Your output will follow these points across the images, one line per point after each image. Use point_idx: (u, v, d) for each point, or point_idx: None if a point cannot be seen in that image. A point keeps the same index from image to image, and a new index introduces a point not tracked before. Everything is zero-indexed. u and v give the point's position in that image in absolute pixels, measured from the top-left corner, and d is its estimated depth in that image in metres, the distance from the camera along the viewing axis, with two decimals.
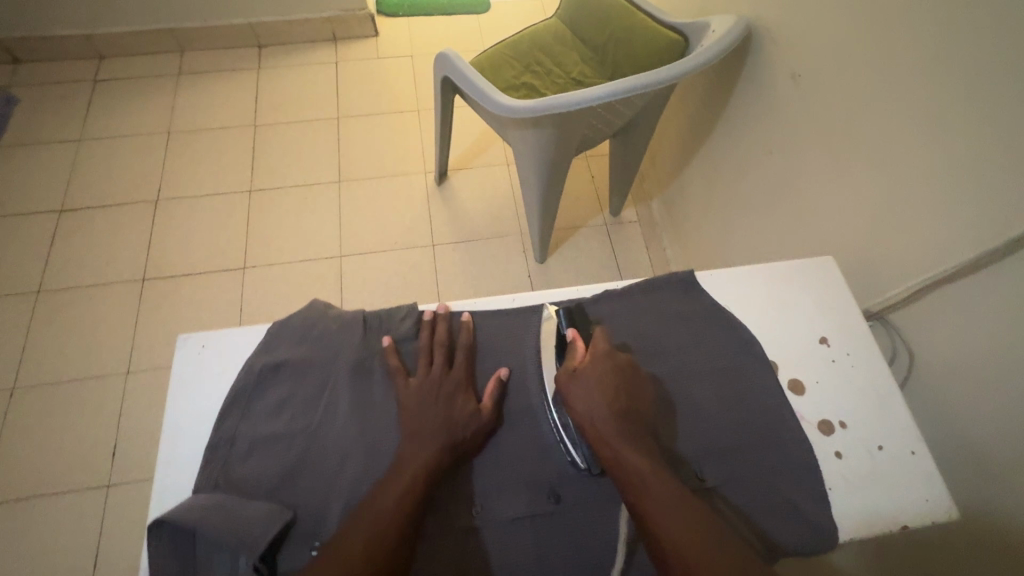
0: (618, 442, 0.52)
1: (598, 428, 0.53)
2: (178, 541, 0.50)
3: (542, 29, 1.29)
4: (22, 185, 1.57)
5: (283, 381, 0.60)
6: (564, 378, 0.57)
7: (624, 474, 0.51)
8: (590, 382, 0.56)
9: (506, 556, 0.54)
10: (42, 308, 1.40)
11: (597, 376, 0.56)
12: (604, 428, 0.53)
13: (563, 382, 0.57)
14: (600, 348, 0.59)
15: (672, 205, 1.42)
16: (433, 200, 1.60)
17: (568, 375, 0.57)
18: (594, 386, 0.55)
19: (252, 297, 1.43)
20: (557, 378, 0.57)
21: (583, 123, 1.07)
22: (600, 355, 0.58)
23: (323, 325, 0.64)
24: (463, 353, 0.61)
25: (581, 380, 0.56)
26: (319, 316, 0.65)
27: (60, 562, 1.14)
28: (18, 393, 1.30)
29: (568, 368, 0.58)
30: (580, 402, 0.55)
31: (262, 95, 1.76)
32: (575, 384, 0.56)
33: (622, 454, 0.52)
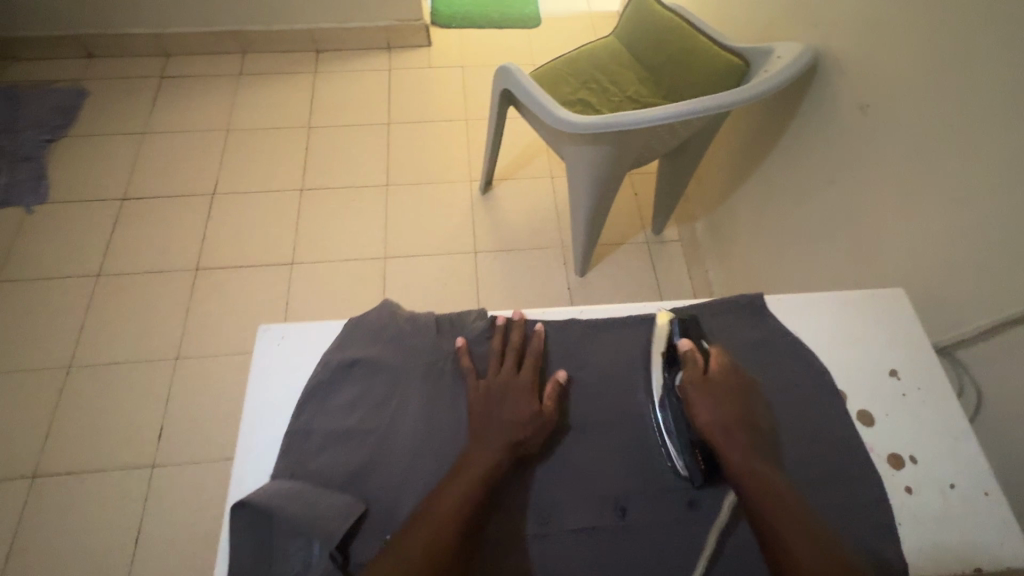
0: (745, 452, 0.54)
1: (727, 436, 0.55)
2: (255, 525, 0.52)
3: (600, 48, 1.31)
4: (88, 173, 1.64)
5: (359, 379, 0.62)
6: (691, 386, 0.58)
7: (748, 478, 0.52)
8: (718, 392, 0.57)
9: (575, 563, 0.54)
10: (100, 291, 1.46)
11: (725, 384, 0.58)
12: (732, 436, 0.55)
13: (689, 389, 0.58)
14: (722, 359, 0.60)
15: (718, 226, 1.42)
16: (477, 208, 1.62)
17: (695, 383, 0.58)
18: (721, 395, 0.57)
19: (298, 292, 1.47)
20: (686, 384, 0.58)
21: (640, 142, 1.08)
22: (725, 367, 0.60)
23: (399, 327, 0.65)
24: (532, 361, 0.62)
25: (709, 388, 0.58)
26: (392, 317, 0.66)
27: (104, 537, 1.18)
28: (74, 370, 1.35)
29: (693, 376, 0.59)
30: (708, 408, 0.56)
31: (316, 97, 1.82)
32: (701, 391, 0.57)
33: (752, 464, 0.53)
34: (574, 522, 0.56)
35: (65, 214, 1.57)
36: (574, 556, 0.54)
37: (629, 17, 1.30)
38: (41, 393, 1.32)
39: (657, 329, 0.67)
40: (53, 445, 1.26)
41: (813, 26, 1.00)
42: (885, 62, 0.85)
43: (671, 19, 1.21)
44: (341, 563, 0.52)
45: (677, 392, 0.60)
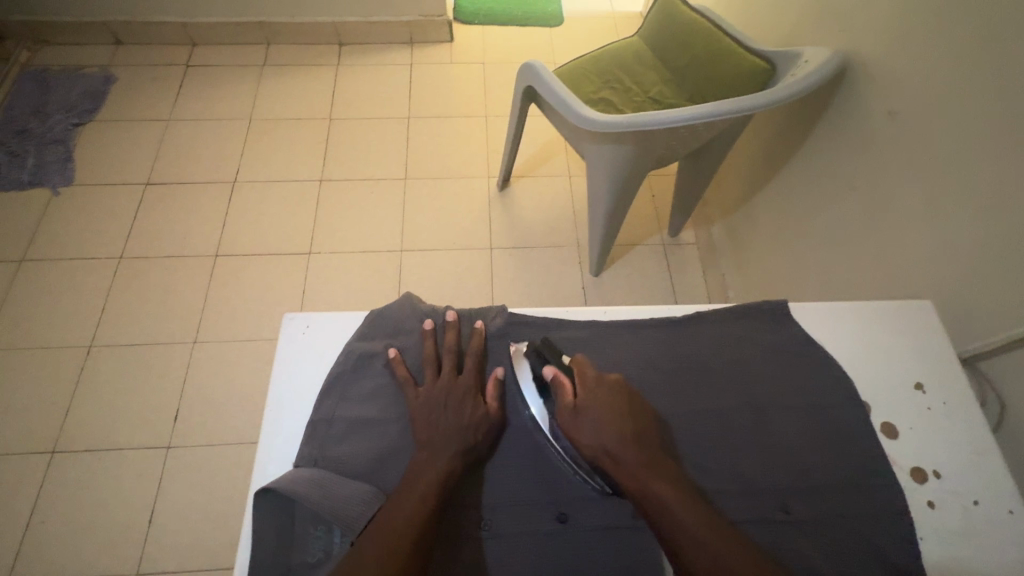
0: (638, 473, 0.53)
1: (614, 462, 0.54)
2: (280, 511, 0.53)
3: (624, 48, 1.31)
4: (113, 158, 1.67)
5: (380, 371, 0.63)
6: (567, 419, 0.57)
7: (649, 502, 0.52)
8: (592, 417, 0.57)
9: (588, 560, 0.56)
10: (121, 274, 1.49)
11: (599, 406, 0.57)
12: (622, 459, 0.54)
13: (566, 423, 0.57)
14: (587, 380, 0.59)
15: (736, 231, 1.41)
16: (494, 205, 1.63)
17: (570, 415, 0.57)
18: (597, 420, 0.56)
19: (314, 282, 1.48)
20: (560, 420, 0.58)
21: (662, 143, 1.07)
22: (592, 388, 0.59)
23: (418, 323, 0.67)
24: (472, 357, 0.64)
25: (584, 417, 0.57)
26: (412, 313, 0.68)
27: (118, 515, 1.20)
28: (93, 350, 1.38)
29: (566, 408, 0.58)
30: (588, 438, 0.56)
31: (338, 90, 1.83)
32: (579, 422, 0.57)
33: (647, 482, 0.53)
34: (584, 521, 0.57)
35: (89, 197, 1.60)
36: (578, 554, 0.56)
37: (655, 17, 1.29)
38: (61, 371, 1.35)
39: (678, 334, 0.68)
40: (71, 423, 1.29)
41: (842, 31, 0.99)
42: (917, 69, 0.83)
43: (697, 20, 1.19)
44: None
45: (556, 422, 0.59)
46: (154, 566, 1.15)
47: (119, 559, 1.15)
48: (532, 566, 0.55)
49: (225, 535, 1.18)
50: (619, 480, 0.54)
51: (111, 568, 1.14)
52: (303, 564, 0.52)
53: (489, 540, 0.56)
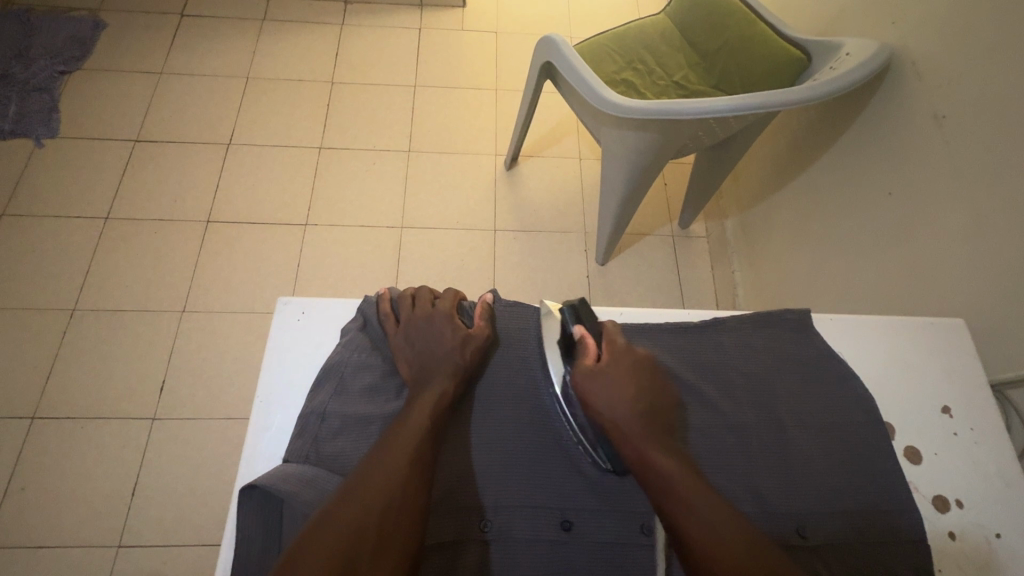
0: (642, 442, 0.52)
1: (620, 428, 0.53)
2: (265, 507, 0.50)
3: (649, 26, 1.23)
4: (102, 110, 1.58)
5: (380, 361, 0.60)
6: (582, 378, 0.56)
7: (649, 469, 0.50)
8: (611, 384, 0.55)
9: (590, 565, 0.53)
10: (109, 235, 1.42)
11: (620, 373, 0.56)
12: (632, 428, 0.53)
13: (581, 378, 0.56)
14: (615, 347, 0.59)
15: (751, 226, 1.37)
16: (501, 183, 1.57)
17: (587, 375, 0.56)
18: (613, 383, 0.55)
19: (310, 255, 1.43)
20: (577, 373, 0.56)
21: (686, 133, 1.01)
22: (619, 354, 0.58)
23: (410, 304, 0.63)
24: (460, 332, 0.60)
25: (603, 380, 0.56)
26: (403, 295, 0.63)
27: (101, 485, 1.17)
28: (77, 314, 1.33)
29: (584, 367, 0.57)
30: (599, 398, 0.55)
31: (342, 52, 1.74)
32: (594, 381, 0.56)
33: (655, 455, 0.51)
34: (587, 527, 0.54)
35: (75, 152, 1.52)
36: (579, 564, 0.53)
37: None
38: (44, 333, 1.30)
39: (696, 340, 0.65)
40: (53, 389, 1.25)
41: (891, 24, 0.93)
42: (972, 74, 0.78)
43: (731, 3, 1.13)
44: None
45: (569, 380, 0.58)
46: (137, 540, 1.12)
47: (102, 531, 1.13)
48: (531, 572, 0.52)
49: (211, 511, 1.16)
50: (623, 450, 0.52)
51: (93, 539, 1.12)
52: None
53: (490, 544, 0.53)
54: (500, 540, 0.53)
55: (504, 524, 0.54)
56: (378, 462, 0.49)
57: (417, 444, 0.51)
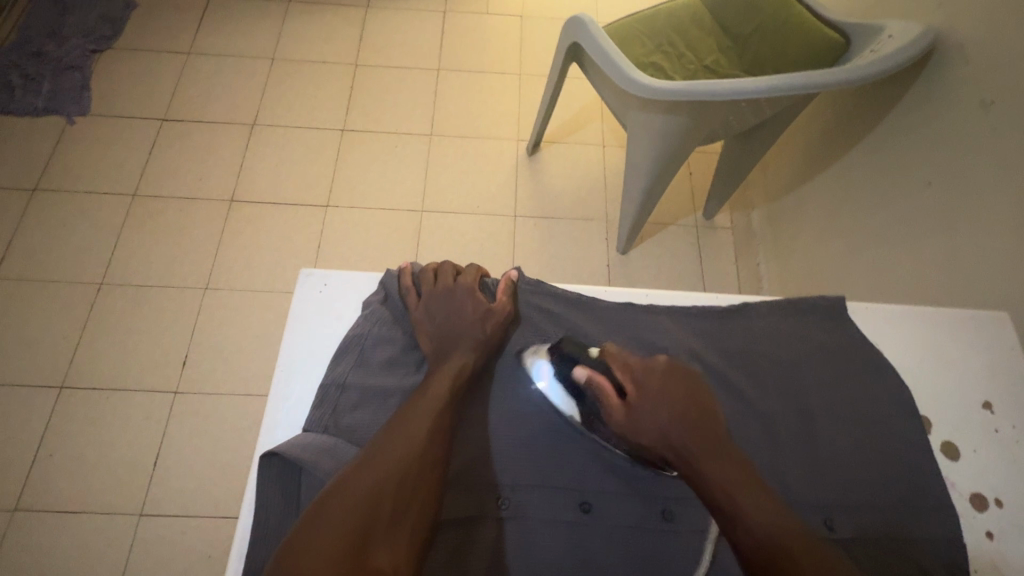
0: (701, 458, 0.47)
1: (678, 451, 0.49)
2: (284, 474, 0.50)
3: (682, 6, 1.18)
4: (131, 89, 1.60)
5: (403, 333, 0.60)
6: (621, 420, 0.52)
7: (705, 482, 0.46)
8: (651, 412, 0.51)
9: (609, 551, 0.52)
10: (136, 211, 1.45)
11: (655, 399, 0.51)
12: (688, 444, 0.48)
13: (622, 426, 0.51)
14: (635, 372, 0.53)
15: (780, 217, 1.33)
16: (522, 169, 1.55)
17: (624, 417, 0.51)
18: (654, 413, 0.50)
19: (330, 237, 1.44)
20: (614, 421, 0.52)
21: (716, 117, 0.99)
22: (643, 381, 0.52)
23: (432, 278, 0.62)
24: (483, 309, 0.59)
25: (641, 413, 0.51)
26: (427, 269, 0.63)
27: (124, 455, 1.20)
28: (105, 288, 1.35)
29: (616, 410, 0.52)
30: (650, 436, 0.50)
31: (366, 34, 1.73)
32: (635, 421, 0.51)
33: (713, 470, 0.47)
34: (605, 510, 0.54)
35: (105, 129, 1.54)
36: (599, 548, 0.52)
37: None
38: (72, 306, 1.33)
39: (725, 324, 0.63)
40: (81, 360, 1.28)
41: (938, 6, 0.89)
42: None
43: None
44: None
45: (606, 426, 0.53)
46: (158, 509, 1.15)
47: (125, 499, 1.16)
48: (551, 555, 0.51)
49: (229, 484, 1.18)
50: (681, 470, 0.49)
51: (116, 507, 1.15)
52: None
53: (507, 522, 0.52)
54: (517, 519, 0.53)
55: (522, 503, 0.53)
56: (394, 434, 0.49)
57: (435, 419, 0.51)
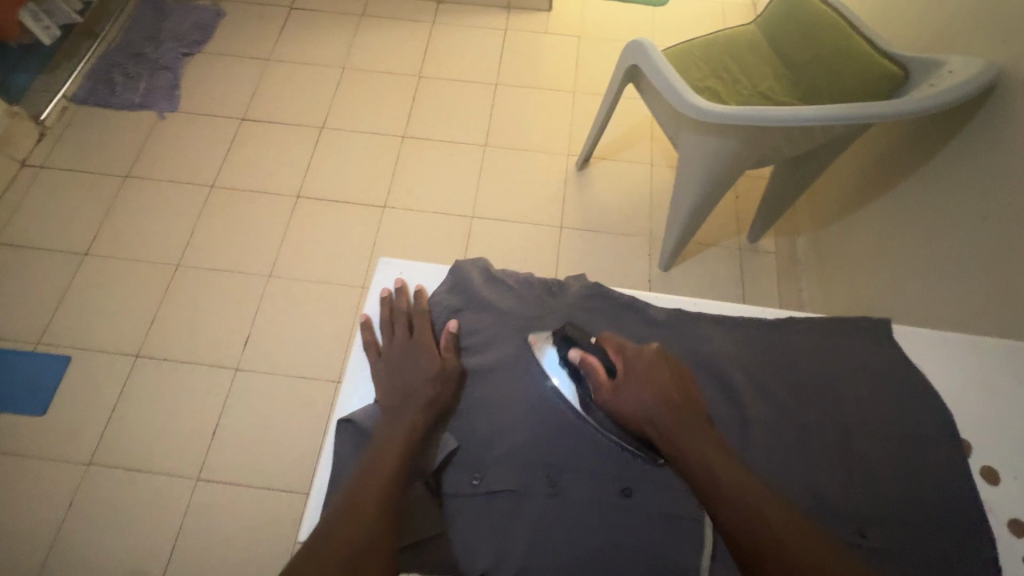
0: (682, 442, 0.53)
1: (660, 429, 0.55)
2: (356, 438, 0.64)
3: (737, 36, 1.25)
4: (216, 90, 1.75)
5: (379, 366, 0.67)
6: (607, 396, 0.58)
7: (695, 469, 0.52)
8: (635, 391, 0.57)
9: (647, 534, 0.59)
10: (212, 201, 1.57)
11: (644, 379, 0.57)
12: (668, 425, 0.54)
13: (608, 399, 0.58)
14: (628, 354, 0.60)
15: (825, 244, 1.34)
16: (570, 182, 1.61)
17: (610, 392, 0.58)
18: (640, 390, 0.57)
19: (385, 235, 1.52)
20: (601, 396, 0.58)
21: (767, 142, 1.02)
22: (633, 363, 0.59)
23: (388, 334, 0.69)
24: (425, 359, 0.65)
25: (626, 391, 0.57)
26: (401, 309, 0.71)
27: (186, 423, 1.30)
28: (180, 269, 1.48)
29: (604, 385, 0.59)
30: (635, 412, 0.56)
31: (430, 48, 1.84)
32: (619, 396, 0.57)
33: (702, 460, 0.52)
34: (642, 496, 0.60)
35: (190, 125, 1.69)
36: (637, 530, 0.59)
37: (778, 6, 1.22)
38: (152, 282, 1.46)
39: (769, 337, 0.66)
40: (155, 332, 1.40)
41: (1000, 44, 0.90)
42: None
43: (825, 14, 1.12)
44: (432, 488, 0.60)
45: (598, 404, 0.60)
46: (213, 476, 1.24)
47: (185, 463, 1.26)
48: (591, 532, 0.59)
49: (279, 458, 1.26)
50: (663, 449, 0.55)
51: (177, 469, 1.25)
52: None
53: (552, 499, 0.60)
54: (563, 498, 0.60)
55: (567, 484, 0.61)
56: (381, 442, 0.59)
57: (408, 434, 0.59)
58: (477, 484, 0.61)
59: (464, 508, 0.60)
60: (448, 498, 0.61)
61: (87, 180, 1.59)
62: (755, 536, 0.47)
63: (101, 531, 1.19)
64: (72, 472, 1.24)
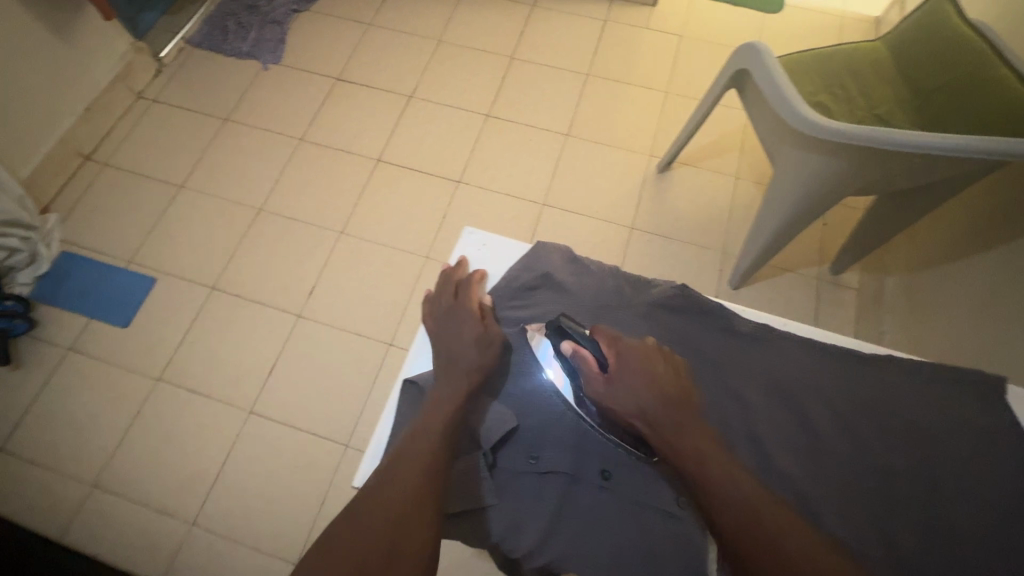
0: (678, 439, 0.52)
1: (650, 420, 0.54)
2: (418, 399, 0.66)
3: (860, 52, 1.16)
4: (317, 48, 1.82)
5: (433, 330, 0.70)
6: (599, 388, 0.58)
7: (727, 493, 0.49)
8: (627, 383, 0.57)
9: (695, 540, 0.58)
10: (298, 154, 1.64)
11: (636, 369, 0.57)
12: (658, 417, 0.54)
13: (600, 393, 0.58)
14: (618, 346, 0.60)
15: (919, 289, 1.24)
16: (649, 183, 1.56)
17: (602, 383, 0.58)
18: (632, 378, 0.57)
19: (455, 210, 1.54)
20: (593, 389, 0.58)
21: (876, 168, 0.95)
22: (623, 356, 0.59)
23: (438, 302, 0.73)
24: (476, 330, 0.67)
25: (617, 382, 0.57)
26: (451, 278, 0.74)
27: (247, 357, 1.37)
28: (261, 213, 1.56)
29: (597, 378, 0.58)
30: (624, 405, 0.56)
31: (526, 31, 1.83)
32: (610, 389, 0.57)
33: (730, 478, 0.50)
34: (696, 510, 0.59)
35: (289, 78, 1.77)
36: (683, 536, 0.58)
37: (913, 24, 1.12)
38: (234, 221, 1.54)
39: (865, 374, 0.64)
40: (231, 269, 1.48)
41: None
42: None
43: (968, 36, 1.02)
44: (489, 463, 0.61)
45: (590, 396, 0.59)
46: (264, 412, 1.31)
47: (240, 395, 1.33)
48: (636, 529, 0.59)
49: (325, 406, 1.31)
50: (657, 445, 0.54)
51: (233, 398, 1.32)
52: None
53: (604, 489, 0.61)
54: (615, 490, 0.61)
55: (622, 477, 0.61)
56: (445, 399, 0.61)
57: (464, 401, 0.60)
58: (533, 463, 0.62)
59: (517, 483, 0.61)
60: (502, 470, 0.62)
61: (191, 118, 1.70)
62: (738, 533, 0.47)
63: (159, 443, 1.28)
64: (143, 385, 1.34)
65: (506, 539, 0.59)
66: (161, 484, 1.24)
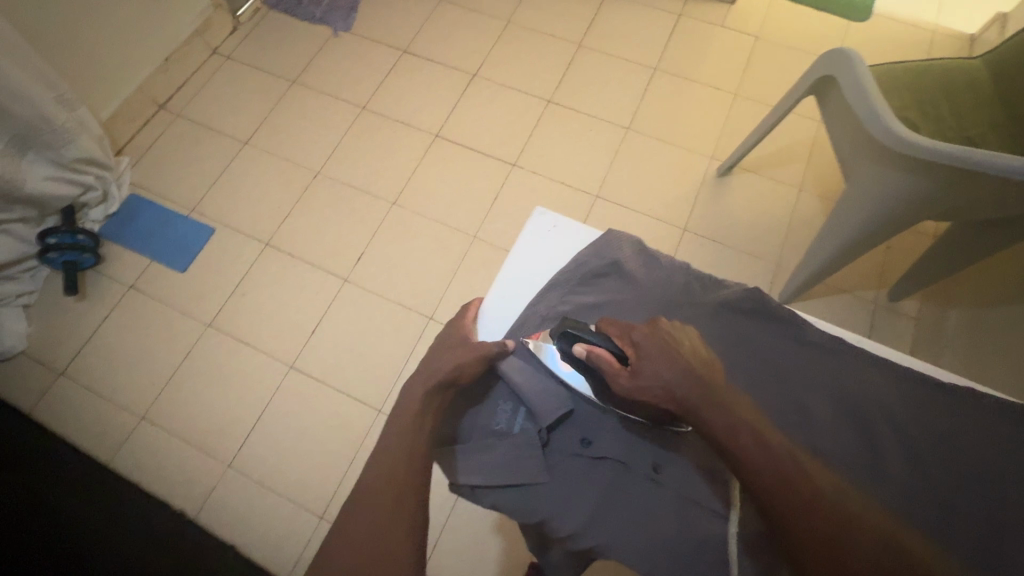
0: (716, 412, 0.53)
1: (680, 399, 0.55)
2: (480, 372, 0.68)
3: (956, 68, 1.10)
4: (387, 19, 1.83)
5: None
6: (625, 381, 0.59)
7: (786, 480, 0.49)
8: (649, 367, 0.58)
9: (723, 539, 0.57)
10: (359, 122, 1.67)
11: (658, 353, 0.58)
12: (688, 394, 0.55)
13: (627, 387, 0.59)
14: (635, 337, 0.61)
15: (982, 325, 1.16)
16: (706, 186, 1.52)
17: (628, 377, 0.59)
18: (659, 360, 0.58)
19: (507, 193, 1.54)
20: (619, 383, 0.59)
21: (959, 193, 0.90)
22: (642, 347, 0.59)
23: None
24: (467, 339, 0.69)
25: (641, 372, 0.58)
26: None
27: (292, 314, 1.41)
28: (318, 177, 1.59)
29: (621, 372, 0.59)
30: (655, 390, 0.57)
31: (597, 19, 1.80)
32: (638, 379, 0.58)
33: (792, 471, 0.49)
34: (746, 514, 0.58)
35: (357, 47, 1.79)
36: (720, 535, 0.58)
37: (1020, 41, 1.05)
38: (293, 182, 1.58)
39: (938, 400, 0.63)
40: (284, 228, 1.52)
41: None
42: None
43: None
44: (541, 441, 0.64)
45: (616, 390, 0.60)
46: (304, 369, 1.35)
47: (283, 349, 1.37)
48: (682, 524, 0.59)
49: (363, 371, 1.35)
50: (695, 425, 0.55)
51: (275, 352, 1.37)
52: (498, 428, 0.65)
53: (653, 483, 0.61)
54: (665, 485, 0.61)
55: (672, 474, 0.62)
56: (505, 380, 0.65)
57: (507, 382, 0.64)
58: (585, 448, 0.64)
59: (567, 465, 0.63)
60: (553, 451, 0.64)
61: (260, 77, 1.74)
62: (774, 501, 0.48)
63: (204, 387, 1.34)
64: (193, 329, 1.40)
65: (553, 516, 0.61)
66: (202, 425, 1.30)
